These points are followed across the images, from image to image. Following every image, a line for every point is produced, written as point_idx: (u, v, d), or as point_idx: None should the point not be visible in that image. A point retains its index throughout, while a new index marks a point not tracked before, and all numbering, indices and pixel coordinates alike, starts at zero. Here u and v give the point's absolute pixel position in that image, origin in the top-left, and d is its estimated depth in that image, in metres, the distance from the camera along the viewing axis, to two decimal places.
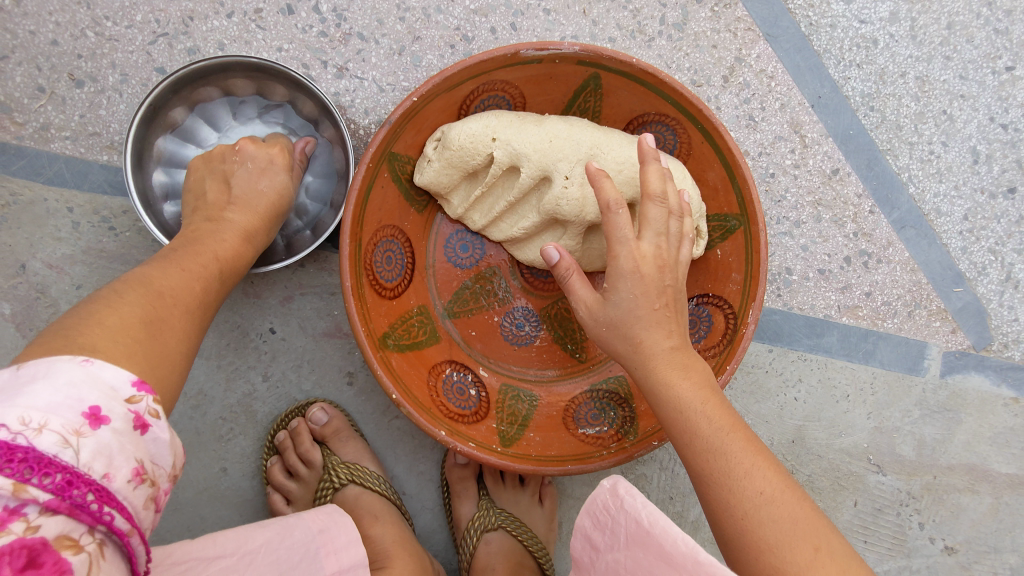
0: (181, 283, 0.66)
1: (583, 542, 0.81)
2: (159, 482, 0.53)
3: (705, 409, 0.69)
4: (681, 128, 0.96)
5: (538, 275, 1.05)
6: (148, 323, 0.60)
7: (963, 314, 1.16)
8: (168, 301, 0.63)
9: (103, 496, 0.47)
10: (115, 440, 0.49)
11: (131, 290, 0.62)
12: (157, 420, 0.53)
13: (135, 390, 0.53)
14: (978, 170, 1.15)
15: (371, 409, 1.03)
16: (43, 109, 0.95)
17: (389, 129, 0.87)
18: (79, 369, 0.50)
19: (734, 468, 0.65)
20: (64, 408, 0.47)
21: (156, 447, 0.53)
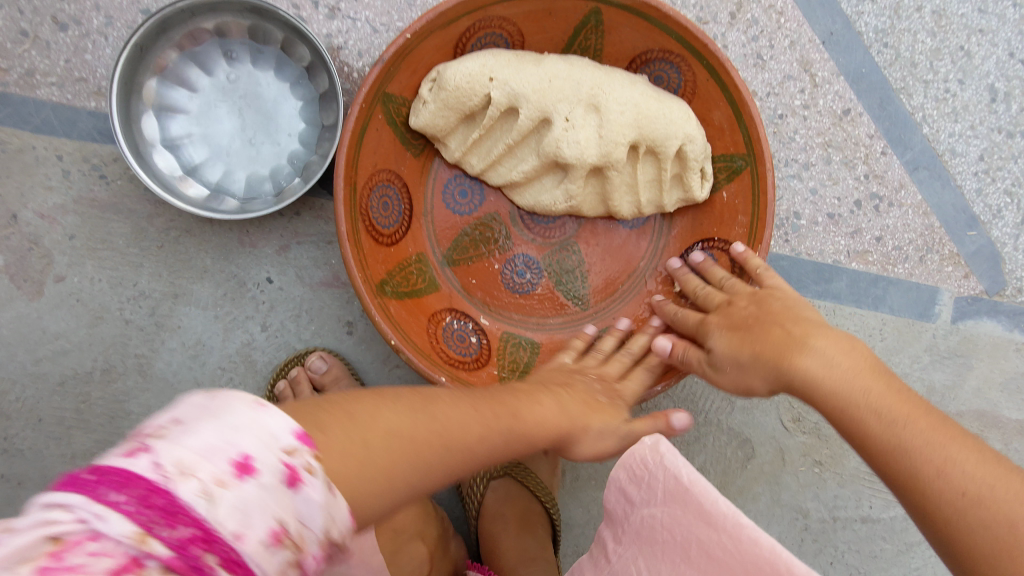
0: (464, 416, 0.55)
1: (617, 496, 0.70)
2: (304, 549, 0.39)
3: (860, 387, 0.64)
4: (685, 65, 0.92)
5: (540, 221, 1.03)
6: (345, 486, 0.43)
7: (976, 258, 1.13)
8: (375, 443, 0.46)
9: (235, 558, 0.35)
10: (257, 491, 0.37)
11: (393, 403, 0.51)
12: (313, 477, 0.40)
13: (297, 443, 0.40)
14: (995, 109, 1.11)
15: (371, 359, 1.02)
16: (28, 54, 0.92)
17: (383, 67, 0.84)
18: (244, 410, 0.39)
19: (922, 467, 0.58)
20: (211, 448, 0.36)
21: (307, 509, 0.39)
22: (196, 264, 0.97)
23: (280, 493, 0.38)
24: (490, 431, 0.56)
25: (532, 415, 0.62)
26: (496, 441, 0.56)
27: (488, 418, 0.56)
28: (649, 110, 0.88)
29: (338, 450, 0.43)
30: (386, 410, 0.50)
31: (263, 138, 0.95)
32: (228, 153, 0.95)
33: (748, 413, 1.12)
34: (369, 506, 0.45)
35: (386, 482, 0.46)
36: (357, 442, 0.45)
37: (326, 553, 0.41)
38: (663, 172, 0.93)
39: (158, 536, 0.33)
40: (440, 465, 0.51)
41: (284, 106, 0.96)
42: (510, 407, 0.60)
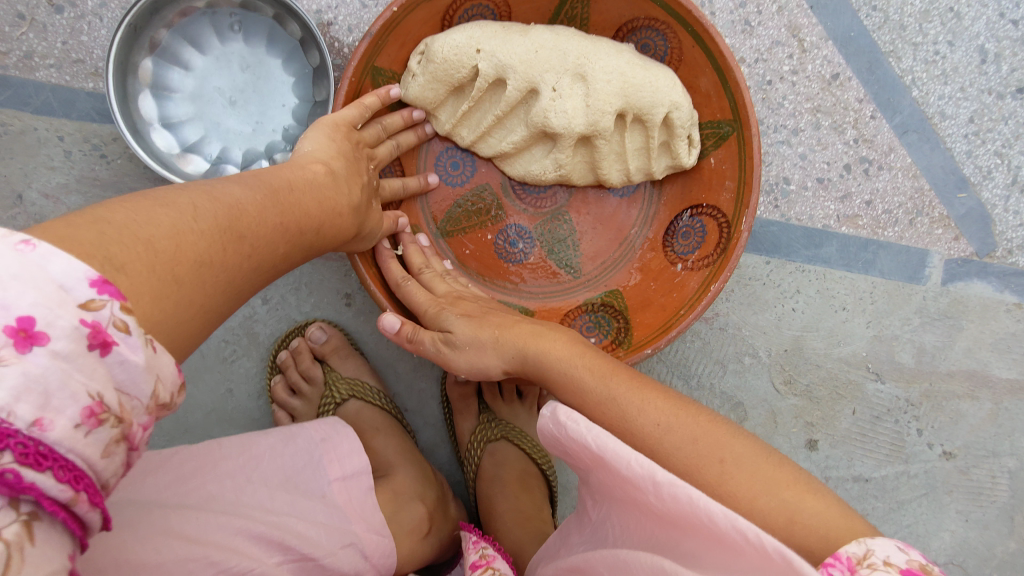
0: (269, 229, 0.58)
1: (561, 457, 0.68)
2: (128, 422, 0.39)
3: (610, 386, 0.65)
4: (671, 32, 0.93)
5: (531, 191, 1.05)
6: (180, 286, 0.47)
7: (966, 220, 1.14)
8: (180, 251, 0.47)
9: (40, 450, 0.34)
10: (47, 363, 0.35)
11: (195, 222, 0.50)
12: (126, 336, 0.39)
13: (94, 293, 0.38)
14: (985, 70, 1.11)
15: (370, 329, 1.05)
16: (26, 37, 0.94)
17: (371, 41, 0.85)
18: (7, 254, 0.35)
19: (706, 483, 0.57)
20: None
21: (118, 374, 0.39)
22: None
23: (85, 361, 0.37)
24: (282, 229, 0.59)
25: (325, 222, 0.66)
26: (285, 229, 0.59)
27: (281, 202, 0.60)
28: (636, 78, 0.90)
29: (142, 292, 0.43)
30: (188, 230, 0.48)
31: (258, 115, 0.97)
32: (225, 131, 0.97)
33: (741, 376, 1.14)
34: (181, 332, 0.47)
35: (202, 314, 0.49)
36: (166, 276, 0.45)
37: (156, 413, 0.42)
38: (651, 140, 0.94)
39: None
40: (234, 275, 0.53)
41: (276, 82, 0.98)
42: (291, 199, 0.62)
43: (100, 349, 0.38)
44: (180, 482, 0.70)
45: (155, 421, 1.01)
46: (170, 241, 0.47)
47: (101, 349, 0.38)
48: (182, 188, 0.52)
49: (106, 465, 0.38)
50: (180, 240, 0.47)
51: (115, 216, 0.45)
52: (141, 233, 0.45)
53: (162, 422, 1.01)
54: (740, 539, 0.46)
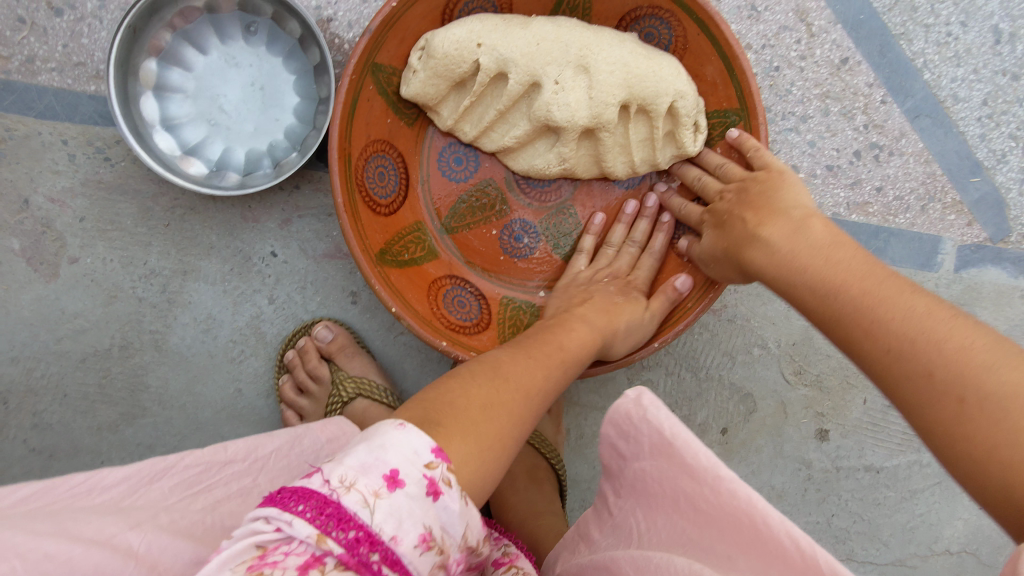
0: (527, 368, 0.69)
1: (608, 449, 0.67)
2: (445, 552, 0.48)
3: (874, 294, 0.66)
4: (676, 21, 0.91)
5: (535, 185, 1.04)
6: (490, 414, 0.59)
7: (980, 206, 1.12)
8: (490, 412, 0.60)
9: (396, 559, 0.45)
10: (406, 500, 0.46)
11: (485, 384, 0.63)
12: (449, 488, 0.49)
13: (434, 457, 0.49)
14: (999, 51, 1.08)
15: (377, 327, 1.05)
16: (26, 41, 0.94)
17: (371, 38, 0.84)
18: (393, 433, 0.49)
19: (900, 328, 0.62)
20: (370, 463, 0.47)
21: (446, 517, 0.49)
22: (202, 241, 1.00)
23: (419, 503, 0.47)
24: (545, 370, 0.71)
25: (570, 340, 0.80)
26: (552, 373, 0.72)
27: (543, 359, 0.72)
28: (639, 69, 0.88)
29: (458, 437, 0.54)
30: (481, 391, 0.62)
31: (261, 114, 0.97)
32: (228, 131, 0.97)
33: (750, 367, 1.14)
34: (495, 466, 0.57)
35: (503, 447, 0.59)
36: (462, 423, 0.56)
37: (462, 553, 0.51)
38: (655, 132, 0.93)
39: (333, 536, 0.43)
40: (523, 400, 0.65)
41: (277, 80, 0.97)
42: (547, 348, 0.76)
43: (434, 494, 0.48)
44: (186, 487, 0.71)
45: (167, 421, 1.02)
46: (481, 408, 0.59)
47: (434, 494, 0.48)
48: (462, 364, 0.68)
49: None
50: (490, 403, 0.61)
51: (458, 373, 0.64)
52: (461, 395, 0.60)
53: (174, 422, 1.02)
54: (793, 553, 0.46)
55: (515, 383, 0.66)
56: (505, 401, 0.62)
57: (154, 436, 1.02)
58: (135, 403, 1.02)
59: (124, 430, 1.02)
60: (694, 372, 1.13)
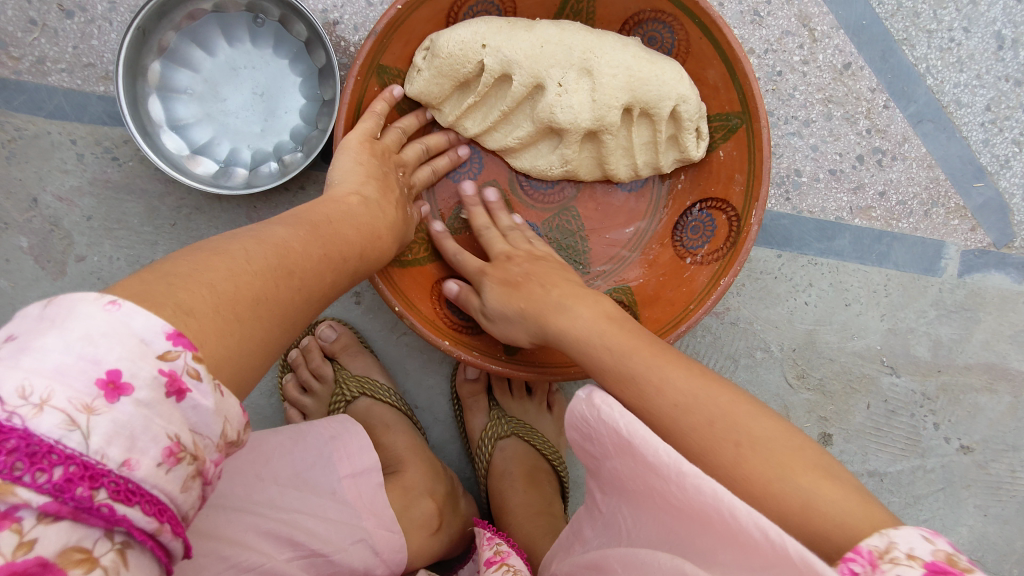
0: (315, 264, 0.59)
1: (583, 451, 0.70)
2: (202, 457, 0.41)
3: (624, 354, 0.67)
4: (678, 24, 0.92)
5: (538, 187, 1.04)
6: (237, 312, 0.47)
7: (984, 211, 1.12)
8: (235, 297, 0.48)
9: (130, 486, 0.36)
10: (132, 410, 0.37)
11: (248, 262, 0.51)
12: (198, 382, 0.41)
13: (170, 344, 0.40)
14: (1002, 56, 1.08)
15: (379, 327, 1.05)
16: (37, 42, 0.96)
17: (376, 39, 0.85)
18: (98, 316, 0.38)
19: (648, 380, 0.63)
20: (69, 369, 0.36)
21: (195, 417, 0.41)
22: (208, 240, 1.01)
23: (150, 407, 0.38)
24: (327, 261, 0.61)
25: (370, 245, 0.71)
26: (336, 272, 0.63)
27: (323, 240, 0.62)
28: (643, 71, 0.89)
29: (212, 331, 0.44)
30: (244, 273, 0.49)
31: (266, 116, 0.98)
32: (233, 132, 0.98)
33: (752, 371, 1.14)
34: (256, 366, 0.50)
35: (264, 348, 0.50)
36: (229, 320, 0.46)
37: (224, 450, 0.43)
38: (658, 134, 0.93)
39: (27, 484, 0.33)
40: (305, 300, 0.57)
41: (282, 82, 0.98)
42: (348, 247, 0.66)
43: (177, 395, 0.40)
44: None
45: None
46: (231, 296, 0.47)
47: (177, 394, 0.40)
48: (233, 236, 0.53)
49: (183, 499, 0.39)
50: (233, 285, 0.48)
51: (201, 247, 0.50)
52: (195, 274, 0.46)
53: None
54: (761, 540, 0.45)
55: (293, 283, 0.55)
56: (262, 289, 0.51)
57: None
58: None
59: None
60: None
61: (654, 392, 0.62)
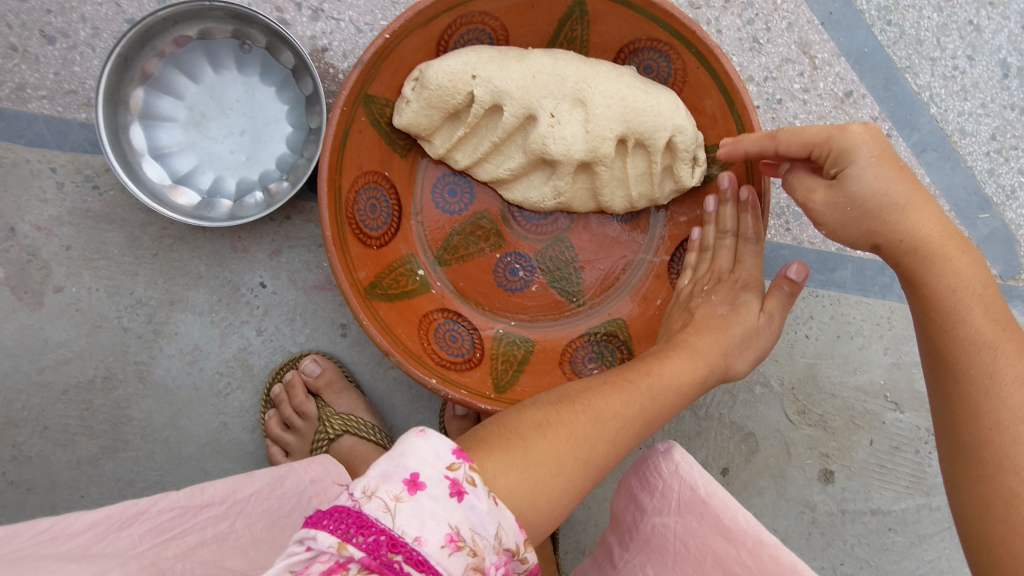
0: (611, 401, 0.65)
1: (629, 502, 0.78)
2: (482, 554, 0.44)
3: (992, 344, 0.59)
4: (675, 54, 0.90)
5: (530, 218, 1.02)
6: (548, 446, 0.56)
7: (989, 242, 1.08)
8: (547, 432, 0.58)
9: (420, 557, 0.41)
10: (428, 501, 0.43)
11: (543, 410, 0.61)
12: (474, 487, 0.46)
13: (455, 457, 0.46)
14: (1008, 85, 1.06)
15: (367, 361, 1.02)
16: (18, 69, 0.93)
17: (362, 68, 0.83)
18: (415, 439, 0.46)
19: (1001, 367, 0.58)
20: (391, 471, 0.44)
21: (474, 516, 0.45)
22: (190, 271, 0.98)
23: (446, 502, 0.44)
24: (624, 400, 0.66)
25: (659, 368, 0.75)
26: (641, 404, 0.68)
27: (623, 388, 0.68)
28: (637, 103, 0.86)
29: (540, 468, 0.54)
30: (532, 414, 0.60)
31: (252, 145, 0.96)
32: (218, 160, 0.95)
33: (751, 407, 1.10)
34: (556, 487, 0.55)
35: (559, 466, 0.56)
36: (515, 440, 0.55)
37: (503, 555, 0.46)
38: (653, 166, 0.90)
39: (354, 542, 0.40)
40: (602, 437, 0.62)
41: (269, 111, 0.96)
42: (644, 376, 0.72)
43: (458, 494, 0.45)
44: (156, 534, 0.68)
45: (149, 455, 1.00)
46: (564, 445, 0.58)
47: (458, 494, 0.45)
48: (543, 393, 0.66)
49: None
50: (542, 424, 0.59)
51: (508, 412, 0.62)
52: (504, 420, 0.59)
53: (156, 456, 1.00)
54: None
55: (595, 427, 0.62)
56: (578, 433, 0.60)
57: (136, 471, 1.00)
58: (117, 436, 0.99)
59: (106, 464, 0.99)
60: (693, 411, 1.10)
61: (973, 330, 0.60)
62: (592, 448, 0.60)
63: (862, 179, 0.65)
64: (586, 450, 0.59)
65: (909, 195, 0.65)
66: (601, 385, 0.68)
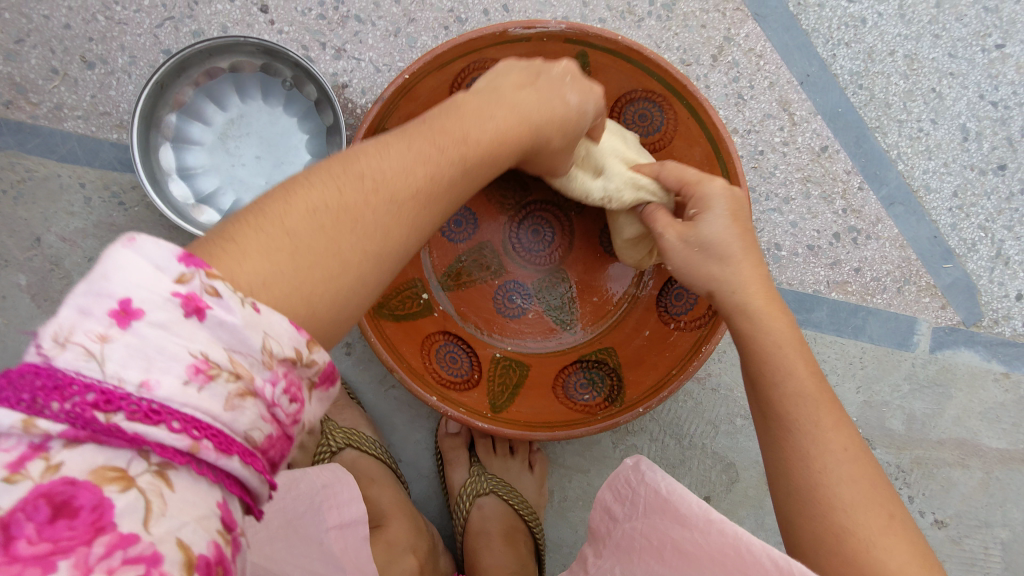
0: (399, 166, 0.54)
1: (602, 514, 0.84)
2: (247, 376, 0.41)
3: (812, 393, 0.66)
4: (667, 104, 0.98)
5: (529, 248, 1.10)
6: (316, 231, 0.49)
7: (953, 290, 1.17)
8: (328, 213, 0.50)
9: (151, 407, 0.37)
10: (144, 335, 0.38)
11: (338, 172, 0.52)
12: (218, 299, 0.41)
13: (183, 267, 0.40)
14: (967, 147, 1.16)
15: (369, 379, 1.06)
16: (57, 90, 1.00)
17: (383, 105, 0.90)
18: (114, 253, 0.39)
19: (819, 420, 0.66)
20: (92, 305, 0.38)
21: (221, 333, 0.41)
22: None
23: (183, 326, 0.40)
24: (435, 166, 0.55)
25: (476, 133, 0.59)
26: (478, 133, 0.59)
27: (464, 126, 0.58)
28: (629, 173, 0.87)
29: (308, 268, 0.47)
30: (315, 185, 0.51)
31: (272, 170, 1.02)
32: (239, 183, 1.02)
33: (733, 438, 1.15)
34: (338, 290, 0.49)
35: (342, 267, 0.49)
36: (275, 242, 0.47)
37: (283, 368, 0.43)
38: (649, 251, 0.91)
39: (45, 417, 0.36)
40: (397, 218, 0.53)
41: (290, 139, 1.03)
42: (428, 123, 0.58)
43: (197, 314, 0.40)
44: None
45: None
46: (364, 219, 0.51)
47: (196, 313, 0.40)
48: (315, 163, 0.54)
49: (237, 419, 0.40)
50: (325, 202, 0.50)
51: (316, 171, 0.52)
52: (299, 198, 0.50)
53: None
54: (770, 567, 0.60)
55: (416, 184, 0.54)
56: (385, 195, 0.52)
57: None
58: None
59: None
60: (678, 440, 1.15)
61: (795, 386, 0.66)
62: (402, 205, 0.53)
63: (710, 227, 0.72)
64: (398, 211, 0.53)
65: (740, 249, 0.72)
66: (457, 127, 0.58)
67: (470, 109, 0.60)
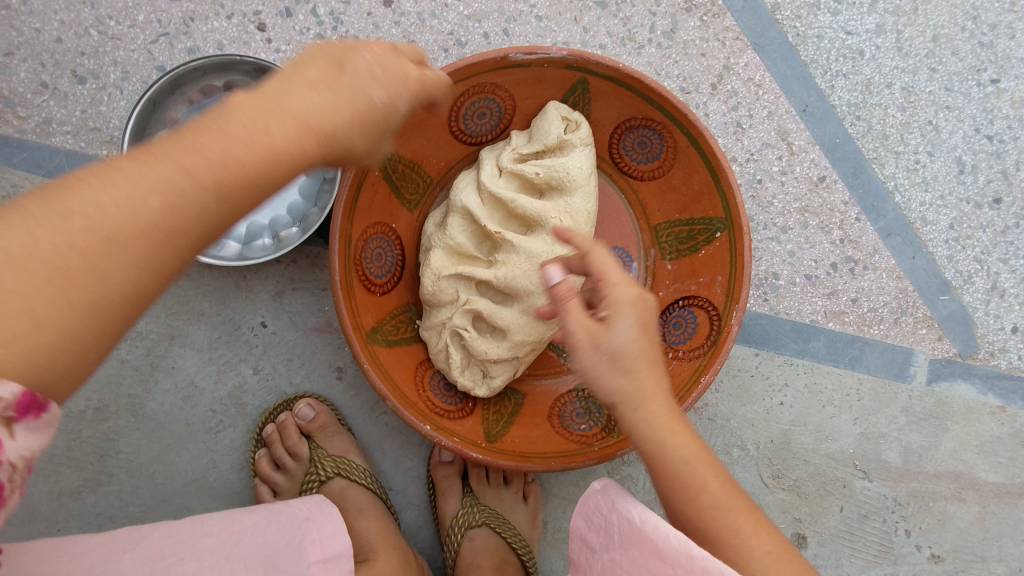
0: (153, 189, 0.46)
1: (580, 546, 0.83)
2: None
3: (733, 505, 0.63)
4: (667, 132, 0.98)
5: None
6: (55, 279, 0.44)
7: (949, 322, 1.16)
8: (66, 255, 0.44)
9: None
10: None
11: (79, 198, 0.45)
12: None
13: None
14: (963, 180, 1.16)
15: (359, 405, 1.04)
16: (46, 104, 0.98)
17: None
18: None
19: (740, 525, 0.62)
20: None
21: None
22: (193, 307, 1.00)
23: None
24: (192, 188, 0.48)
25: (243, 151, 0.49)
26: (250, 147, 0.49)
27: (235, 134, 0.49)
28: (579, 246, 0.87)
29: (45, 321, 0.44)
30: (49, 218, 0.44)
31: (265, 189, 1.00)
32: None
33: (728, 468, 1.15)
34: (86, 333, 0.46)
35: (88, 309, 0.46)
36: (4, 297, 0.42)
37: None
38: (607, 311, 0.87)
39: None
40: (156, 247, 0.47)
41: None
42: (195, 130, 0.48)
43: None
44: (157, 558, 0.68)
45: (132, 490, 0.99)
46: (116, 254, 0.46)
47: None
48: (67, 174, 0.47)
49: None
50: (61, 242, 0.44)
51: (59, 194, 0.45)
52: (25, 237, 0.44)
53: (140, 491, 0.99)
54: None
55: (180, 213, 0.47)
56: (135, 232, 0.46)
57: (117, 506, 0.99)
58: (102, 469, 0.99)
59: (86, 497, 0.99)
60: None
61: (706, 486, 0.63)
62: (162, 238, 0.48)
63: (619, 335, 0.64)
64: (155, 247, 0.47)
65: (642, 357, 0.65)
66: (234, 140, 0.49)
67: (257, 111, 0.50)
